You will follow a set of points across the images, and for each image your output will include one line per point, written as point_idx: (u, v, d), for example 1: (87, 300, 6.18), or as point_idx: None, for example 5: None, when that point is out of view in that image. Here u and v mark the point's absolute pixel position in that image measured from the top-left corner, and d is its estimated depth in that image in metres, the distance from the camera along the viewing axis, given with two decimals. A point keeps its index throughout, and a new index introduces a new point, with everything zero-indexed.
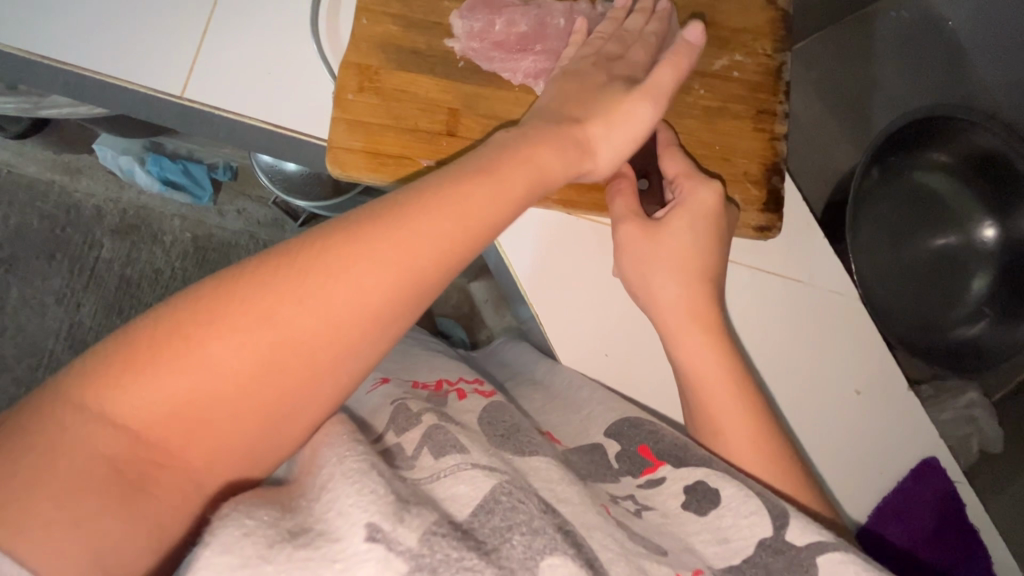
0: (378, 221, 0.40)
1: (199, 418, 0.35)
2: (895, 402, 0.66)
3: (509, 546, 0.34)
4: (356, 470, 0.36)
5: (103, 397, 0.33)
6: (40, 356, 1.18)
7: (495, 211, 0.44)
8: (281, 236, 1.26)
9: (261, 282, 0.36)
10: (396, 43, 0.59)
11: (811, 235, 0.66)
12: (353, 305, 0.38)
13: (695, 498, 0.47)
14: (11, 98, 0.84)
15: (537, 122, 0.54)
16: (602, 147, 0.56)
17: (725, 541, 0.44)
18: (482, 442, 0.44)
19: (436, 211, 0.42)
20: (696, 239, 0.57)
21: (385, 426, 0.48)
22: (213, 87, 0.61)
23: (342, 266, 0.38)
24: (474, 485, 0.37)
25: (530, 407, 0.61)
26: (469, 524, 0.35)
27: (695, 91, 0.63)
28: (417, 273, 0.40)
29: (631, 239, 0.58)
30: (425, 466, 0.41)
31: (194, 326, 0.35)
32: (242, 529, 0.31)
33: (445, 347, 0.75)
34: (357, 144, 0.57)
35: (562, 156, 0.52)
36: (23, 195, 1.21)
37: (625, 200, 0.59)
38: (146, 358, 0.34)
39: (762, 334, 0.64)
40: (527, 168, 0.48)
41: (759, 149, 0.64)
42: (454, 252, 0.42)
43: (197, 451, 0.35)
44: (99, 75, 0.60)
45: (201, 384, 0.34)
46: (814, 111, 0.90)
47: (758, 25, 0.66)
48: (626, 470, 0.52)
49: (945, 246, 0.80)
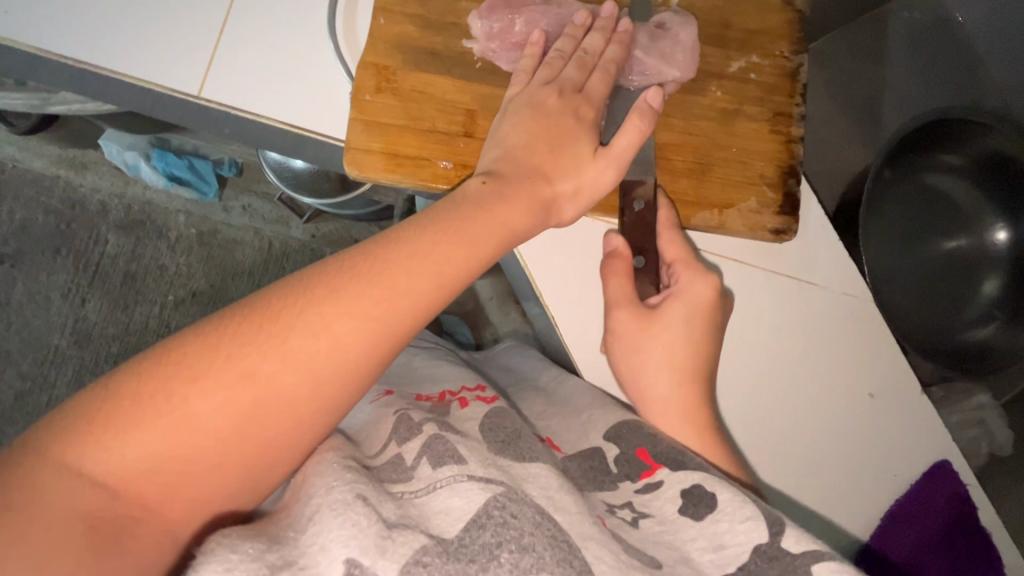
0: (357, 275, 0.41)
1: (178, 471, 0.34)
2: (908, 413, 0.66)
3: (495, 565, 0.33)
4: (341, 500, 0.35)
5: (82, 453, 0.32)
6: (46, 352, 1.18)
7: (470, 268, 0.45)
8: (286, 233, 1.26)
9: (243, 339, 0.36)
10: (413, 42, 0.59)
11: (827, 239, 0.66)
12: (335, 359, 0.38)
13: (692, 503, 0.46)
14: (20, 93, 0.84)
15: (514, 172, 0.53)
16: (568, 206, 0.56)
17: (721, 547, 0.42)
18: (482, 451, 0.43)
19: (417, 266, 0.42)
20: (676, 315, 0.58)
21: (386, 439, 0.48)
22: (229, 87, 0.60)
23: (322, 322, 0.38)
24: (468, 499, 0.37)
25: (538, 411, 0.61)
26: (458, 542, 0.34)
27: (711, 93, 0.63)
28: (396, 328, 0.41)
29: (621, 319, 0.59)
30: (423, 477, 0.41)
31: (176, 381, 0.34)
32: (225, 565, 0.30)
33: (453, 348, 0.76)
34: (374, 145, 0.57)
35: (531, 214, 0.52)
36: (29, 190, 1.21)
37: (618, 283, 0.59)
38: (126, 417, 0.33)
39: (772, 344, 0.64)
40: (502, 226, 0.49)
41: (776, 152, 0.64)
42: (432, 309, 0.43)
43: (174, 505, 0.35)
44: (116, 73, 0.60)
45: (183, 440, 0.34)
46: (825, 112, 0.90)
47: (774, 27, 0.66)
48: (625, 475, 0.51)
49: (955, 249, 0.80)
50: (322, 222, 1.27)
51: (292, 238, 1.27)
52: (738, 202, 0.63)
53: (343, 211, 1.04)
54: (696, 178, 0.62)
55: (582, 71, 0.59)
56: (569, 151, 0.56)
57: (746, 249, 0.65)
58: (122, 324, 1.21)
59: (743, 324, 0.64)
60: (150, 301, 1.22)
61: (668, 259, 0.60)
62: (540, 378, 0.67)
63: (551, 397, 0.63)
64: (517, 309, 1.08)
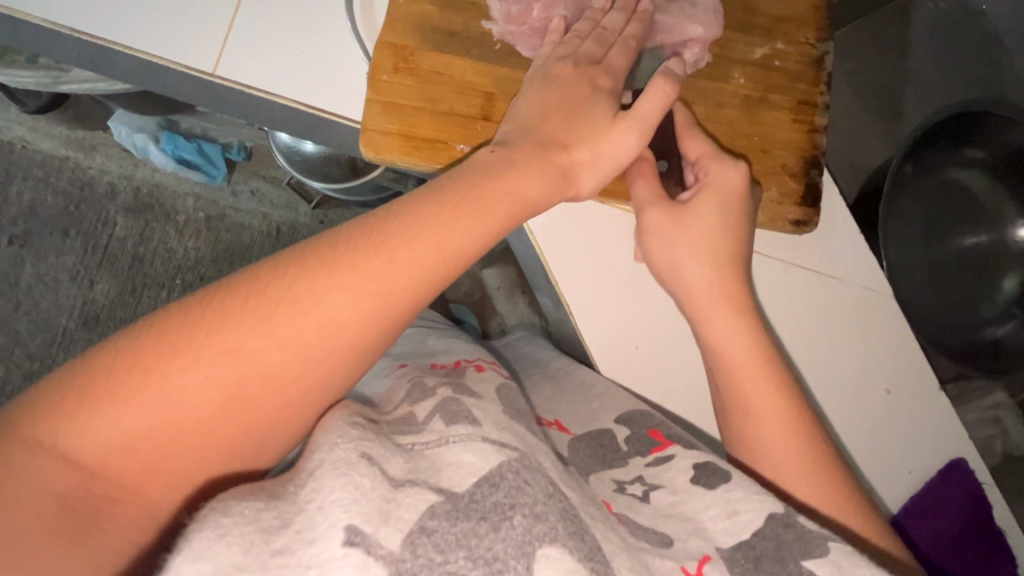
0: (348, 251, 0.40)
1: (158, 451, 0.34)
2: (922, 406, 0.66)
3: (507, 527, 0.31)
4: (344, 459, 0.33)
5: (57, 430, 0.31)
6: (55, 333, 1.19)
7: (472, 245, 0.44)
8: (294, 218, 1.26)
9: (225, 315, 0.36)
10: (431, 23, 0.58)
11: (849, 232, 0.65)
12: (323, 336, 0.38)
13: (704, 473, 0.45)
14: (30, 71, 0.83)
15: (524, 143, 0.51)
16: (586, 172, 0.54)
17: (735, 514, 0.41)
18: (498, 415, 0.42)
19: (412, 239, 0.41)
20: (708, 206, 0.56)
21: (400, 400, 0.47)
22: (244, 65, 0.59)
23: (310, 299, 0.37)
24: (481, 457, 0.36)
25: (545, 397, 0.60)
26: (468, 498, 0.33)
27: (734, 80, 0.62)
28: (390, 304, 0.40)
29: (654, 216, 0.57)
30: (436, 430, 0.40)
31: (155, 359, 0.34)
32: (217, 530, 0.28)
33: (461, 333, 0.75)
34: (390, 126, 0.56)
35: (548, 184, 0.50)
36: (38, 171, 1.21)
37: (645, 182, 0.58)
38: (103, 394, 0.33)
39: (788, 333, 0.63)
40: (509, 198, 0.47)
41: (798, 141, 0.63)
42: (430, 284, 0.42)
43: (154, 486, 0.34)
44: (130, 50, 0.59)
45: (163, 419, 0.34)
46: (846, 104, 0.88)
47: (800, 14, 0.64)
48: (635, 452, 0.51)
49: (976, 245, 0.79)
50: (331, 208, 1.26)
51: (300, 223, 1.26)
52: (759, 191, 0.62)
53: (352, 197, 1.04)
54: None
55: (602, 53, 0.57)
56: (588, 118, 0.54)
57: (764, 239, 0.64)
58: (129, 307, 1.20)
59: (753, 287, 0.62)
60: (158, 284, 1.22)
61: (692, 157, 0.59)
62: (550, 365, 0.67)
63: (559, 382, 0.63)
64: (525, 298, 1.07)
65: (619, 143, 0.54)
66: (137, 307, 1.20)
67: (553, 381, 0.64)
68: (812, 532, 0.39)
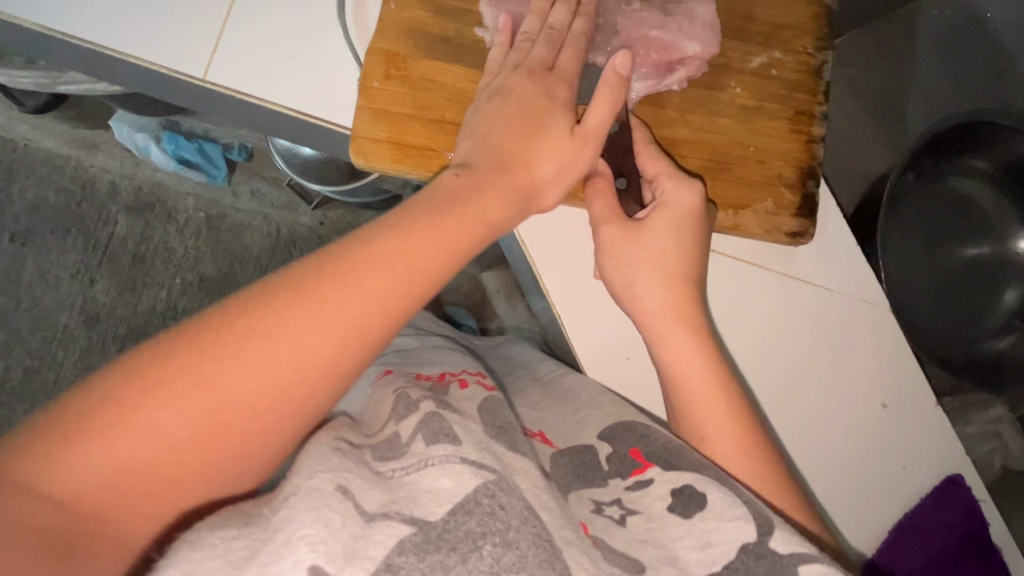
0: (321, 276, 0.39)
1: (133, 484, 0.34)
2: (923, 425, 0.65)
3: (476, 559, 0.32)
4: (319, 491, 0.33)
5: (30, 468, 0.31)
6: (55, 331, 1.19)
7: (449, 265, 0.43)
8: (295, 219, 1.25)
9: (198, 346, 0.36)
10: (425, 29, 0.57)
11: (847, 244, 0.65)
12: (301, 363, 0.37)
13: (681, 502, 0.44)
14: (29, 72, 0.83)
15: (486, 163, 0.50)
16: (549, 191, 0.53)
17: (708, 546, 0.41)
18: (479, 433, 0.41)
19: (389, 261, 0.41)
20: (664, 223, 0.55)
21: (386, 417, 0.47)
22: (238, 71, 0.59)
23: (283, 327, 0.37)
24: (459, 482, 0.35)
25: (532, 402, 0.60)
26: (441, 527, 0.33)
27: (731, 89, 0.61)
28: (368, 328, 0.39)
29: (610, 235, 0.56)
30: (416, 453, 0.39)
31: (131, 392, 0.34)
32: (186, 568, 0.28)
33: (454, 338, 0.75)
34: (381, 134, 0.56)
35: (509, 205, 0.49)
36: (40, 169, 1.21)
37: (602, 200, 0.56)
38: (76, 429, 0.33)
39: (781, 350, 0.63)
40: (481, 218, 0.46)
41: (796, 152, 0.62)
42: (408, 306, 0.41)
43: (131, 519, 0.34)
44: (124, 54, 0.59)
45: (138, 451, 0.33)
46: (848, 110, 0.88)
47: (799, 22, 0.64)
48: (615, 472, 0.50)
49: (977, 256, 0.77)
50: (331, 209, 1.26)
51: (300, 225, 1.26)
52: (754, 203, 0.61)
53: (351, 200, 1.03)
54: (712, 175, 0.60)
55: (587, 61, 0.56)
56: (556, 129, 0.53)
57: (760, 251, 0.63)
58: (130, 306, 1.21)
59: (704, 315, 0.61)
60: (158, 283, 1.22)
61: (648, 175, 0.57)
62: (541, 371, 0.66)
63: (547, 388, 0.63)
64: (524, 302, 1.07)
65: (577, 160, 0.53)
66: (137, 306, 1.20)
67: (541, 386, 0.64)
68: (783, 557, 0.39)
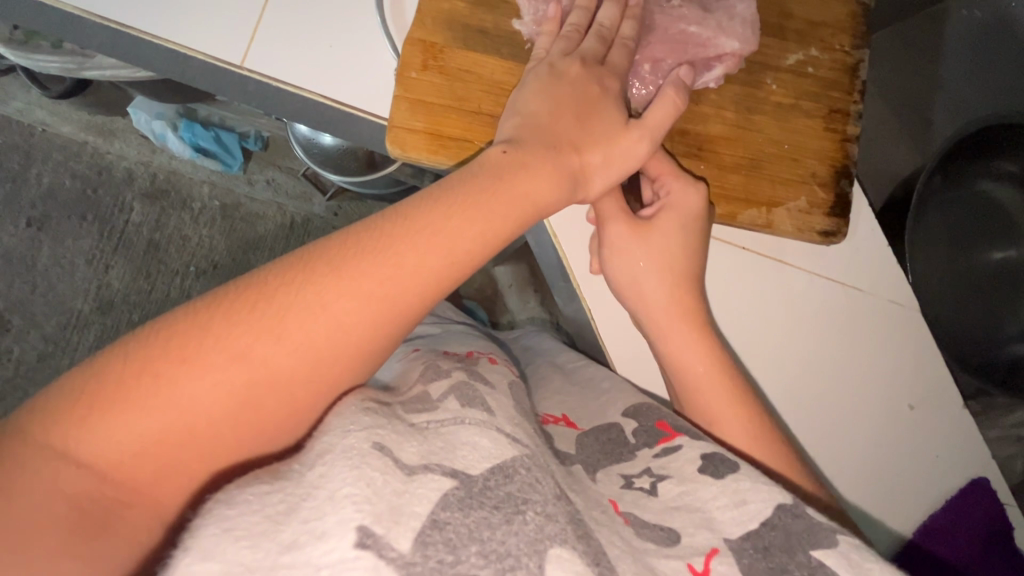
0: (354, 256, 0.39)
1: (169, 455, 0.34)
2: (949, 421, 0.65)
3: (520, 522, 0.31)
4: (356, 450, 0.32)
5: (67, 435, 0.31)
6: (70, 316, 1.20)
7: (482, 248, 0.43)
8: (309, 209, 1.25)
9: (236, 317, 0.36)
10: (462, 20, 0.58)
11: (878, 241, 0.64)
12: (334, 342, 0.38)
13: (713, 463, 0.44)
14: (55, 57, 0.84)
15: (535, 142, 0.49)
16: (596, 176, 0.53)
17: (744, 504, 0.40)
18: (509, 407, 0.41)
19: (420, 244, 0.40)
20: (671, 225, 0.56)
21: (413, 380, 0.47)
22: (275, 59, 0.59)
23: (320, 302, 0.37)
24: (497, 445, 0.35)
25: (553, 388, 0.60)
26: (482, 483, 0.32)
27: (767, 86, 0.61)
28: (399, 310, 0.40)
29: (618, 233, 0.57)
30: (449, 408, 0.39)
31: (167, 363, 0.34)
32: (224, 526, 0.28)
33: (474, 327, 0.75)
34: (418, 124, 0.56)
35: (557, 187, 0.49)
36: (58, 154, 1.22)
37: (610, 197, 0.57)
38: (113, 398, 0.32)
39: (805, 348, 0.63)
40: (519, 201, 0.46)
41: (831, 151, 0.62)
42: (438, 289, 0.41)
43: (165, 489, 0.34)
44: (161, 40, 0.59)
45: (174, 422, 0.33)
46: (874, 112, 0.89)
47: (836, 20, 0.63)
48: (643, 443, 0.49)
49: (1002, 261, 0.76)
50: (345, 200, 1.26)
51: (314, 215, 1.26)
52: (789, 201, 0.61)
53: (365, 191, 1.03)
54: (747, 173, 0.61)
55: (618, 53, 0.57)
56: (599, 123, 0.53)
57: (792, 249, 0.63)
58: (144, 292, 1.21)
59: (725, 305, 0.62)
60: (171, 270, 1.22)
61: (653, 176, 0.58)
62: (562, 360, 0.67)
63: (569, 374, 0.63)
64: (536, 298, 1.07)
65: (629, 150, 0.54)
66: (151, 292, 1.20)
67: (562, 374, 0.64)
68: (820, 525, 0.38)
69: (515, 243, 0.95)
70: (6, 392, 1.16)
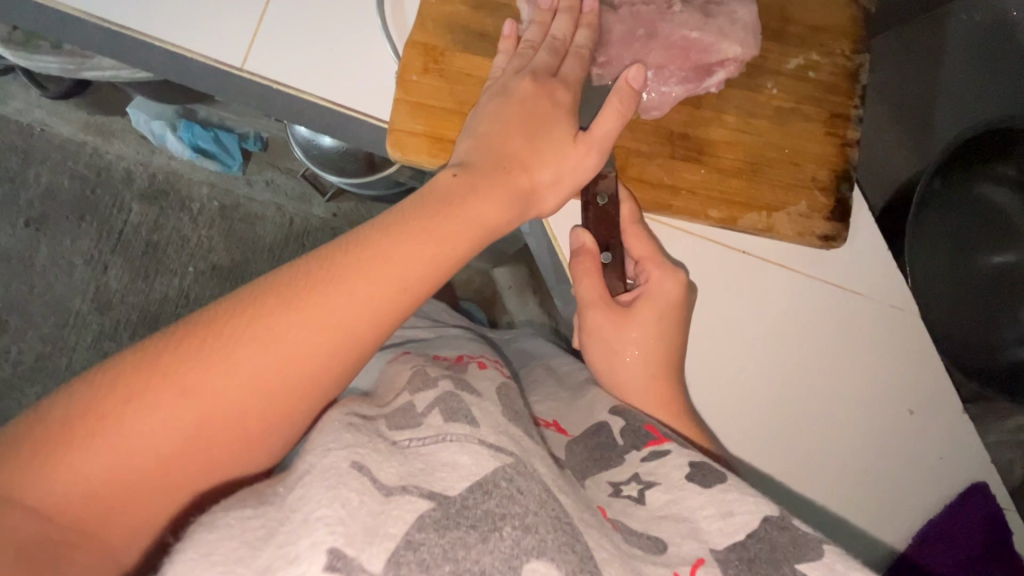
0: (304, 285, 0.39)
1: (120, 493, 0.33)
2: (948, 427, 0.65)
3: (496, 539, 0.31)
4: (334, 469, 0.32)
5: (14, 480, 0.31)
6: (67, 317, 1.19)
7: (434, 271, 0.43)
8: (308, 210, 1.25)
9: (188, 355, 0.35)
10: (462, 24, 0.58)
11: (875, 246, 0.64)
12: (288, 371, 0.37)
13: (700, 472, 0.44)
14: (54, 57, 0.83)
15: (484, 164, 0.50)
16: (547, 195, 0.53)
17: (730, 515, 0.39)
18: (496, 416, 0.41)
19: (372, 270, 0.40)
20: (647, 315, 0.57)
21: (400, 389, 0.47)
22: (274, 61, 0.59)
23: (273, 337, 0.37)
24: (476, 461, 0.35)
25: (546, 394, 0.60)
26: (460, 503, 0.32)
27: (767, 90, 0.61)
28: (353, 337, 0.39)
29: (597, 319, 0.58)
30: (433, 425, 0.39)
31: (116, 402, 0.33)
32: (202, 551, 0.28)
33: (469, 329, 0.75)
34: (418, 128, 0.57)
35: (506, 207, 0.49)
36: (57, 154, 1.21)
37: (590, 282, 0.57)
38: (60, 440, 0.32)
39: (797, 356, 0.63)
40: (469, 225, 0.46)
41: (831, 155, 0.62)
42: (392, 314, 0.41)
43: (117, 529, 0.34)
44: (160, 41, 0.59)
45: (125, 459, 0.33)
46: (877, 115, 0.84)
47: (837, 24, 0.63)
48: (630, 445, 0.50)
49: (1001, 265, 0.76)
50: (344, 201, 1.25)
51: (313, 216, 1.26)
52: (788, 205, 0.61)
53: (366, 192, 1.03)
54: (746, 178, 0.61)
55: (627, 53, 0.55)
56: (549, 140, 0.53)
57: (788, 252, 0.63)
58: (142, 293, 1.21)
59: (717, 312, 0.62)
60: (170, 270, 1.22)
61: (635, 256, 0.59)
62: (558, 365, 0.67)
63: (561, 379, 0.64)
64: (536, 299, 1.07)
65: (577, 166, 0.53)
66: (149, 293, 1.20)
67: (555, 379, 0.64)
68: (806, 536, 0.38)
69: (514, 244, 0.95)
70: (5, 393, 1.16)
